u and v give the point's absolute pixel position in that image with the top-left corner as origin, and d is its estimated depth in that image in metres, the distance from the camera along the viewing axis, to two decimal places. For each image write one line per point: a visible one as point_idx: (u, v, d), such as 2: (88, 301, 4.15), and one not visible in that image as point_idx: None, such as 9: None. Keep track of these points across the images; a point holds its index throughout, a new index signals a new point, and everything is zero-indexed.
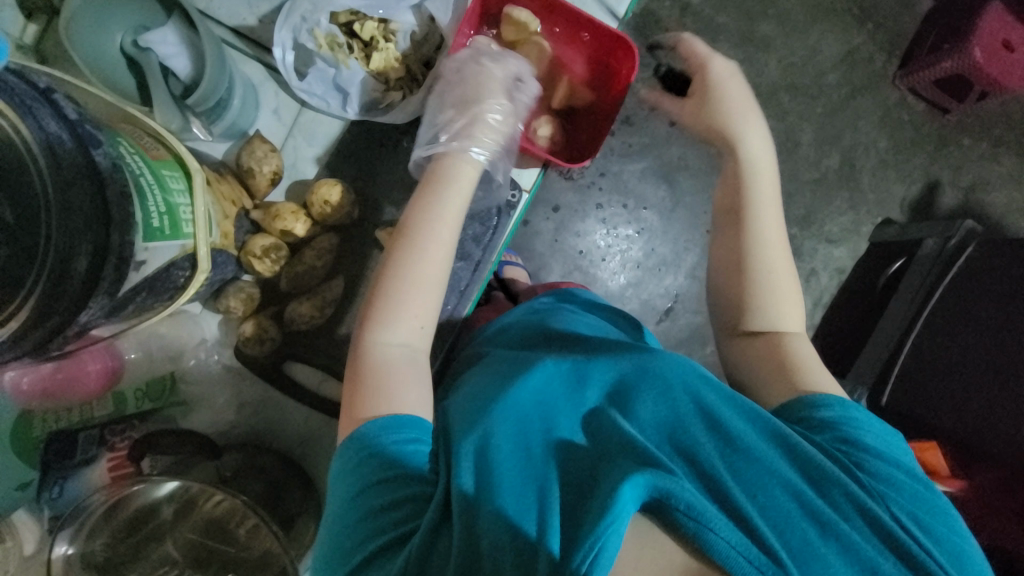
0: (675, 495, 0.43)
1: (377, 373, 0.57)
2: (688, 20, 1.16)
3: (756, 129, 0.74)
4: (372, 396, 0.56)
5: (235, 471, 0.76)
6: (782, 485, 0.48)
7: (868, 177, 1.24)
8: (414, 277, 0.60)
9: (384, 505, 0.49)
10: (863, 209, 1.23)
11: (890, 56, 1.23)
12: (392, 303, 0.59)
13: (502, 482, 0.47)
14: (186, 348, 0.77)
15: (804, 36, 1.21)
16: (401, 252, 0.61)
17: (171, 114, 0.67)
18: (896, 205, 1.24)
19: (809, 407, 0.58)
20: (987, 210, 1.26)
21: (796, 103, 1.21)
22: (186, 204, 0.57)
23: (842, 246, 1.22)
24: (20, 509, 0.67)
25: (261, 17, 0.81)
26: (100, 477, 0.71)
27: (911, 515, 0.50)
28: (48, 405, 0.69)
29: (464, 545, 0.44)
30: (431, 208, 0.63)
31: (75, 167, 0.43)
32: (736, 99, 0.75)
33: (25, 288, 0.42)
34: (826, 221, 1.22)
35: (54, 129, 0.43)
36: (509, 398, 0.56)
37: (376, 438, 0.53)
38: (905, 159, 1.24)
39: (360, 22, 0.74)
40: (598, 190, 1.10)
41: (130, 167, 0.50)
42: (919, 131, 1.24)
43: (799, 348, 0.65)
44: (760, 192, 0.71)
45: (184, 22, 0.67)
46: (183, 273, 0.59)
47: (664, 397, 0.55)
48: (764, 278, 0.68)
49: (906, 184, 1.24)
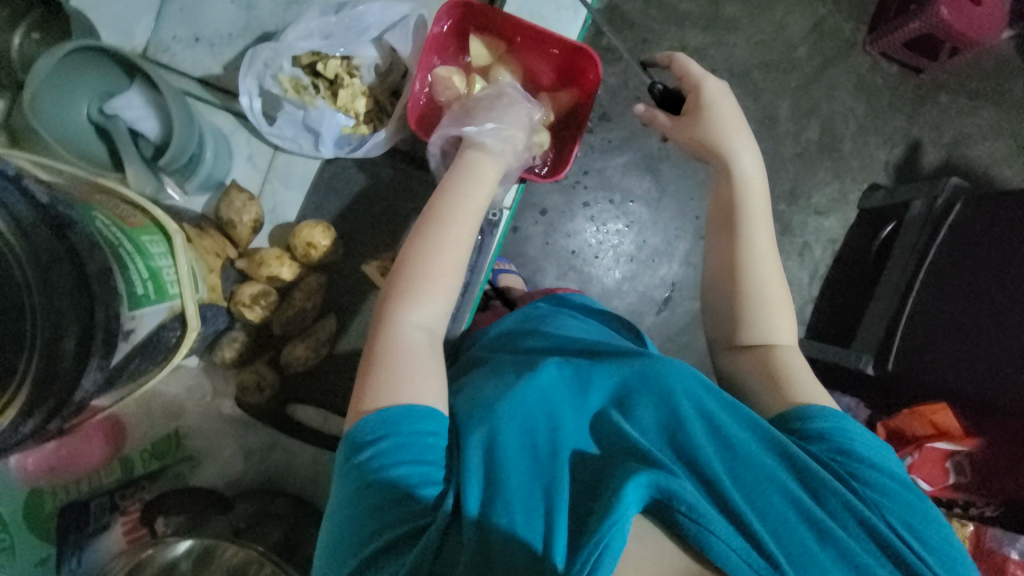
0: (677, 496, 0.45)
1: (403, 354, 0.54)
2: (653, 10, 1.17)
3: (748, 148, 0.74)
4: (399, 375, 0.52)
5: (249, 521, 0.75)
6: (780, 490, 0.49)
7: (850, 145, 1.24)
8: (442, 258, 0.57)
9: (390, 502, 0.47)
10: (848, 178, 1.24)
11: (857, 23, 1.23)
12: (421, 283, 0.57)
13: (510, 481, 0.47)
14: (186, 406, 0.78)
15: (770, 12, 1.21)
16: (429, 232, 0.58)
17: (146, 179, 0.68)
18: (880, 168, 1.25)
19: (801, 418, 0.58)
20: (972, 164, 1.26)
21: (769, 81, 1.22)
22: (169, 265, 0.58)
23: (832, 216, 1.23)
24: None
25: (225, 63, 0.82)
26: (116, 544, 0.70)
27: (905, 522, 0.51)
28: (56, 481, 0.67)
29: (473, 554, 0.44)
30: (461, 192, 0.61)
31: (52, 252, 0.44)
32: (727, 120, 0.75)
33: (17, 373, 0.41)
34: (813, 193, 1.23)
35: (28, 215, 0.44)
36: (517, 394, 0.55)
37: (400, 424, 0.49)
38: (884, 123, 1.25)
39: (322, 61, 0.74)
40: (584, 188, 1.10)
41: (108, 238, 0.50)
42: (895, 94, 1.25)
43: (791, 360, 0.65)
44: (750, 208, 0.71)
45: (146, 83, 0.67)
46: (174, 333, 0.59)
47: (664, 402, 0.55)
48: (760, 295, 0.68)
49: (888, 147, 1.25)
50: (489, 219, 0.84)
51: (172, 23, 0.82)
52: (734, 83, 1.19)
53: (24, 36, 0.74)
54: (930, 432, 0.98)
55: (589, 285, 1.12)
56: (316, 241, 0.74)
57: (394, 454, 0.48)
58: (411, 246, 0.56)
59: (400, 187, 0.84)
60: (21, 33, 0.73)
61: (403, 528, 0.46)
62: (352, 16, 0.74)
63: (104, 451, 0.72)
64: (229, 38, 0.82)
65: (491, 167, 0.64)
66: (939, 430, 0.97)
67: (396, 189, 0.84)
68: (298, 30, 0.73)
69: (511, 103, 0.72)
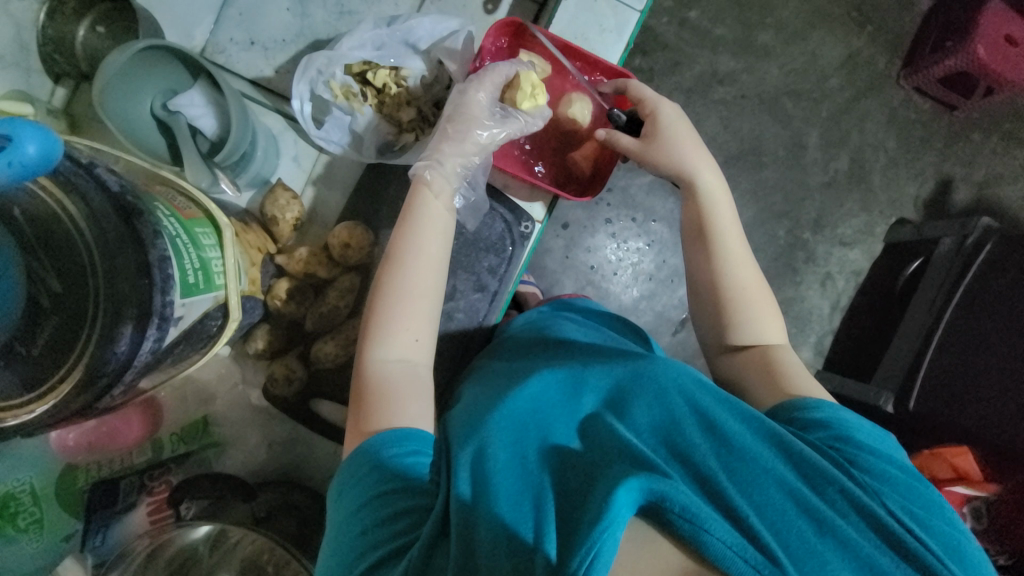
0: (669, 498, 0.44)
1: (383, 386, 0.59)
2: (687, 34, 1.19)
3: (707, 165, 0.75)
4: (376, 410, 0.58)
5: (268, 511, 0.76)
6: (778, 484, 0.49)
7: (879, 177, 1.23)
8: (407, 298, 0.63)
9: (395, 512, 0.50)
10: (875, 210, 1.23)
11: (892, 57, 1.23)
12: (388, 322, 0.62)
13: (500, 490, 0.49)
14: (218, 392, 0.80)
15: (804, 41, 1.22)
16: (397, 269, 0.64)
17: (200, 171, 0.70)
18: (910, 203, 1.24)
19: (796, 408, 0.60)
20: (1003, 204, 1.25)
21: (800, 109, 1.22)
22: (217, 257, 0.60)
23: (857, 248, 1.22)
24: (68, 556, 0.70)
25: (277, 67, 0.86)
26: (140, 523, 0.73)
27: (906, 508, 0.51)
28: (92, 457, 0.72)
29: (459, 558, 0.45)
30: (424, 222, 0.66)
31: (119, 238, 0.46)
32: (683, 141, 0.76)
33: (74, 353, 0.44)
34: (839, 223, 1.22)
35: (99, 204, 0.46)
36: (507, 407, 0.57)
37: (384, 449, 0.54)
38: (915, 158, 1.24)
39: (372, 70, 0.77)
40: (606, 205, 1.11)
41: (168, 230, 0.52)
42: (927, 130, 1.24)
43: (786, 358, 0.67)
44: (720, 219, 0.74)
45: (209, 84, 0.71)
46: (216, 322, 0.61)
47: (658, 401, 0.56)
48: (739, 299, 0.71)
49: (918, 182, 1.24)
50: (521, 231, 0.85)
51: (229, 26, 0.85)
52: (762, 111, 1.21)
53: (89, 28, 0.78)
54: (950, 476, 0.93)
55: (605, 302, 1.12)
56: (353, 240, 0.76)
57: (394, 471, 0.52)
58: (377, 283, 0.61)
59: None
60: (87, 24, 0.78)
61: (404, 535, 0.49)
62: (403, 31, 0.78)
63: (139, 432, 0.76)
64: (282, 43, 0.86)
65: (443, 204, 0.68)
66: (959, 473, 0.93)
67: None
68: (353, 39, 0.77)
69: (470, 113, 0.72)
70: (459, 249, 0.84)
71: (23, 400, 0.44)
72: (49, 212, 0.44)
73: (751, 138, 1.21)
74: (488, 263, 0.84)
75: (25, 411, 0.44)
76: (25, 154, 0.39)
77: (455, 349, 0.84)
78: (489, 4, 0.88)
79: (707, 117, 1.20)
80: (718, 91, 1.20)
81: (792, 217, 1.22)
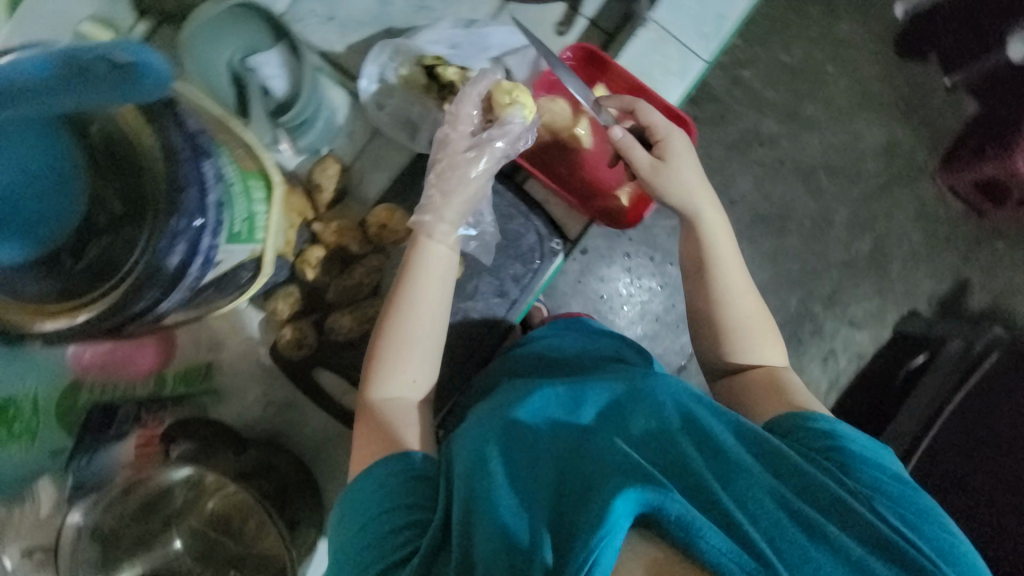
0: (666, 507, 0.46)
1: (377, 420, 0.65)
2: (738, 92, 1.22)
3: (709, 198, 0.76)
4: (372, 437, 0.64)
5: (253, 467, 0.74)
6: (772, 495, 0.50)
7: (899, 266, 1.25)
8: (405, 341, 0.66)
9: (397, 526, 0.54)
10: (889, 297, 1.25)
11: (932, 152, 1.25)
12: (386, 363, 0.66)
13: (499, 499, 0.50)
14: (228, 342, 0.81)
15: (848, 121, 1.25)
16: (399, 315, 0.67)
17: (263, 130, 0.74)
18: (924, 298, 1.25)
19: (801, 420, 0.62)
20: (1018, 317, 1.26)
21: (833, 184, 1.24)
22: (263, 212, 0.62)
23: (864, 331, 1.24)
24: (46, 475, 0.71)
25: (349, 45, 0.89)
26: (126, 454, 0.71)
27: (894, 513, 0.53)
28: (99, 378, 0.73)
29: (459, 563, 0.48)
30: (425, 269, 0.68)
31: (186, 175, 0.47)
32: (690, 170, 0.77)
33: (121, 273, 0.46)
34: (850, 303, 1.24)
35: (175, 140, 0.47)
36: (504, 418, 0.60)
37: (378, 477, 0.59)
38: (938, 255, 1.26)
39: (443, 66, 0.77)
40: (628, 239, 1.13)
41: (228, 177, 0.54)
42: (954, 230, 1.26)
43: (790, 379, 0.70)
44: (719, 252, 0.75)
45: (289, 48, 0.73)
46: (247, 273, 0.63)
47: (654, 413, 0.58)
48: (747, 329, 0.72)
49: (937, 279, 1.25)
50: (552, 246, 0.87)
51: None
52: (795, 179, 1.24)
53: None
54: None
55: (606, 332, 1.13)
56: (389, 222, 0.78)
57: (387, 496, 0.57)
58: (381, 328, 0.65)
59: None
60: None
61: (409, 543, 0.52)
62: (479, 34, 0.81)
63: (152, 363, 0.76)
64: (359, 25, 0.89)
65: (447, 246, 0.69)
66: None
67: None
68: (431, 34, 0.80)
69: (451, 160, 0.71)
70: (487, 251, 0.85)
71: (74, 309, 0.46)
72: (127, 141, 0.47)
73: (781, 204, 1.23)
74: (514, 271, 0.85)
75: (68, 318, 0.46)
76: (154, 73, 0.44)
77: (467, 344, 0.85)
78: (562, 26, 0.91)
79: (742, 175, 1.23)
80: (757, 152, 1.23)
81: (806, 287, 1.23)
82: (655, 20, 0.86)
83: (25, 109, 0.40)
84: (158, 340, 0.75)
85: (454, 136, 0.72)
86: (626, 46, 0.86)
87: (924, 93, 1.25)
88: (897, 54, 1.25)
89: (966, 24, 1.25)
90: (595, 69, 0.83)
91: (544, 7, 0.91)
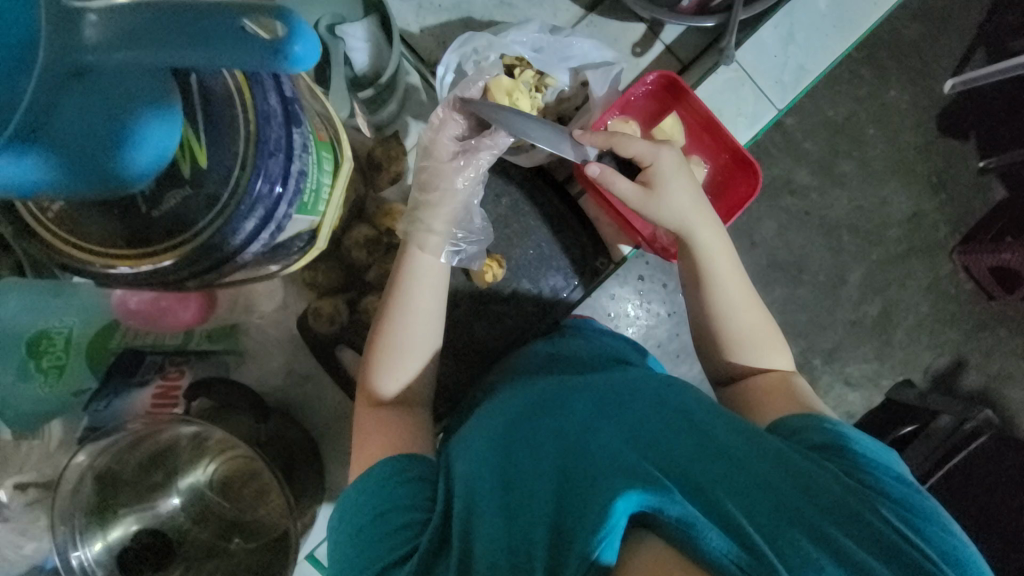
0: (665, 510, 0.46)
1: (375, 421, 0.65)
2: (778, 138, 1.23)
3: (706, 220, 0.71)
4: (370, 439, 0.64)
5: (270, 437, 0.75)
6: (775, 502, 0.49)
7: (901, 334, 1.28)
8: (401, 342, 0.67)
9: (395, 527, 0.54)
10: (887, 363, 1.27)
11: (954, 231, 1.27)
12: (380, 361, 0.68)
13: (499, 503, 0.51)
14: (258, 305, 0.80)
15: (879, 184, 1.25)
16: (397, 313, 0.68)
17: (343, 104, 0.69)
18: (921, 369, 1.28)
19: (808, 425, 0.60)
20: (1004, 402, 1.30)
21: (854, 244, 1.26)
22: (329, 186, 0.59)
23: (858, 392, 1.26)
24: (59, 418, 0.69)
25: (424, 27, 0.88)
26: (145, 402, 0.72)
27: (897, 514, 0.51)
28: (138, 325, 0.71)
29: (458, 563, 0.49)
30: (420, 270, 0.69)
31: (277, 141, 0.47)
32: (685, 193, 0.71)
33: (195, 228, 0.45)
34: (849, 361, 1.26)
35: (273, 103, 0.47)
36: (505, 421, 0.62)
37: (378, 478, 0.59)
38: (941, 330, 1.28)
39: (521, 69, 0.80)
40: (645, 262, 1.11)
41: (312, 156, 0.53)
42: (961, 309, 1.29)
43: (801, 385, 0.68)
44: (718, 268, 0.71)
45: (377, 24, 0.75)
46: (301, 244, 0.61)
47: (655, 413, 0.58)
48: (750, 338, 0.71)
49: (935, 353, 1.28)
50: (596, 267, 0.90)
51: None
52: (819, 234, 1.24)
53: None
54: None
55: None
56: None
57: (385, 496, 0.57)
58: (378, 328, 0.67)
59: (529, 200, 0.87)
60: None
61: (410, 541, 0.53)
62: (564, 43, 0.80)
63: (191, 317, 0.74)
64: (438, 9, 0.88)
65: (432, 252, 0.70)
66: None
67: (524, 198, 0.87)
68: (519, 33, 0.79)
69: (435, 169, 0.71)
70: (531, 259, 0.87)
71: (142, 257, 0.46)
72: (228, 96, 0.44)
73: (800, 254, 1.24)
74: (554, 282, 0.87)
75: (135, 264, 0.46)
76: (289, 51, 0.34)
77: (492, 341, 0.86)
78: (638, 46, 0.90)
79: (767, 219, 1.23)
80: (787, 200, 1.24)
81: (809, 339, 1.25)
82: (738, 60, 0.86)
83: (110, 58, 0.34)
84: (201, 295, 0.74)
85: (440, 144, 0.72)
86: (704, 80, 0.86)
87: (956, 170, 1.27)
88: (939, 128, 1.26)
89: (1008, 114, 1.27)
90: (672, 100, 0.85)
91: (624, 24, 0.90)
